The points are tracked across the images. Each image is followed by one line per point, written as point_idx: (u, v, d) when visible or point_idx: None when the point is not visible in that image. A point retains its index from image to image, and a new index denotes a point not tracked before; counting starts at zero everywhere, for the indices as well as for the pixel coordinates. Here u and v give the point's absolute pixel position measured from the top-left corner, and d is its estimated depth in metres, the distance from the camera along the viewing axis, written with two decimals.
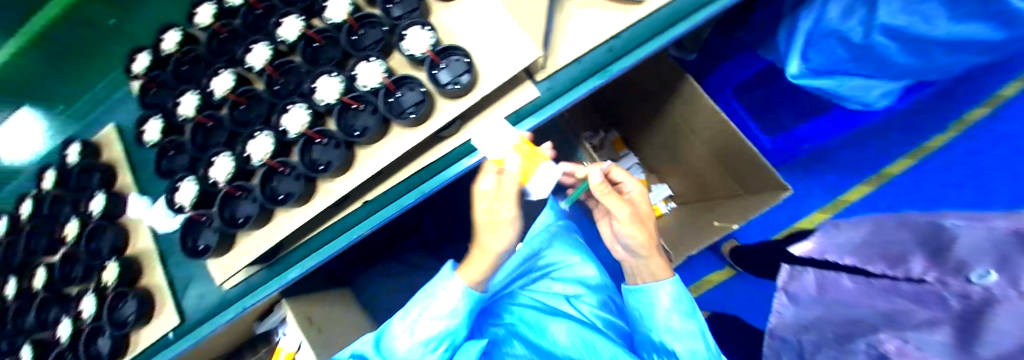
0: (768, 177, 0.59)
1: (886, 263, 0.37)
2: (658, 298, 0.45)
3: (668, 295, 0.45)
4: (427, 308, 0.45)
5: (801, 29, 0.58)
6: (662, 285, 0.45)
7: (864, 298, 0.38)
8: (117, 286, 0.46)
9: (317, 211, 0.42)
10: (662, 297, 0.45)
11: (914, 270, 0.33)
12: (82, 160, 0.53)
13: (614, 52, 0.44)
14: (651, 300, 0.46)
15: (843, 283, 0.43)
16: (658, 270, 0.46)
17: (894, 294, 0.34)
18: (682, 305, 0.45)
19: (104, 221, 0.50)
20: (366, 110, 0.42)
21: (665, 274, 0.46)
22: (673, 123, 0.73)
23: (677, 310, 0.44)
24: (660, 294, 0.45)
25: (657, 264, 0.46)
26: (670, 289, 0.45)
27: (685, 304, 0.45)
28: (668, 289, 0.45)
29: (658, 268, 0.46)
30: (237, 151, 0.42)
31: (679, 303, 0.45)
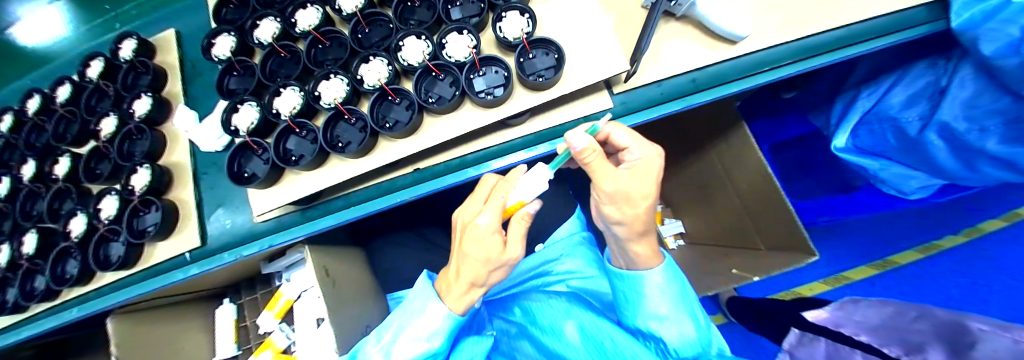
0: (797, 239, 0.59)
1: (903, 349, 0.34)
2: (644, 288, 0.33)
3: (660, 284, 0.33)
4: (403, 329, 0.32)
5: (860, 107, 0.64)
6: (653, 271, 0.32)
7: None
8: (146, 194, 0.44)
9: (371, 167, 0.41)
10: (653, 287, 0.33)
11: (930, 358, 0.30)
12: (136, 58, 0.51)
13: (696, 83, 0.44)
14: (636, 289, 0.34)
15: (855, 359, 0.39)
16: (640, 260, 0.32)
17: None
18: (675, 287, 0.33)
19: (145, 125, 0.47)
20: (446, 80, 0.42)
21: (655, 262, 0.33)
22: (710, 163, 0.75)
23: (667, 295, 0.33)
24: (649, 285, 0.33)
25: (644, 249, 0.31)
26: (662, 275, 0.33)
27: (677, 286, 0.33)
28: (657, 276, 0.32)
29: (641, 255, 0.32)
30: (308, 88, 0.42)
31: (670, 287, 0.33)
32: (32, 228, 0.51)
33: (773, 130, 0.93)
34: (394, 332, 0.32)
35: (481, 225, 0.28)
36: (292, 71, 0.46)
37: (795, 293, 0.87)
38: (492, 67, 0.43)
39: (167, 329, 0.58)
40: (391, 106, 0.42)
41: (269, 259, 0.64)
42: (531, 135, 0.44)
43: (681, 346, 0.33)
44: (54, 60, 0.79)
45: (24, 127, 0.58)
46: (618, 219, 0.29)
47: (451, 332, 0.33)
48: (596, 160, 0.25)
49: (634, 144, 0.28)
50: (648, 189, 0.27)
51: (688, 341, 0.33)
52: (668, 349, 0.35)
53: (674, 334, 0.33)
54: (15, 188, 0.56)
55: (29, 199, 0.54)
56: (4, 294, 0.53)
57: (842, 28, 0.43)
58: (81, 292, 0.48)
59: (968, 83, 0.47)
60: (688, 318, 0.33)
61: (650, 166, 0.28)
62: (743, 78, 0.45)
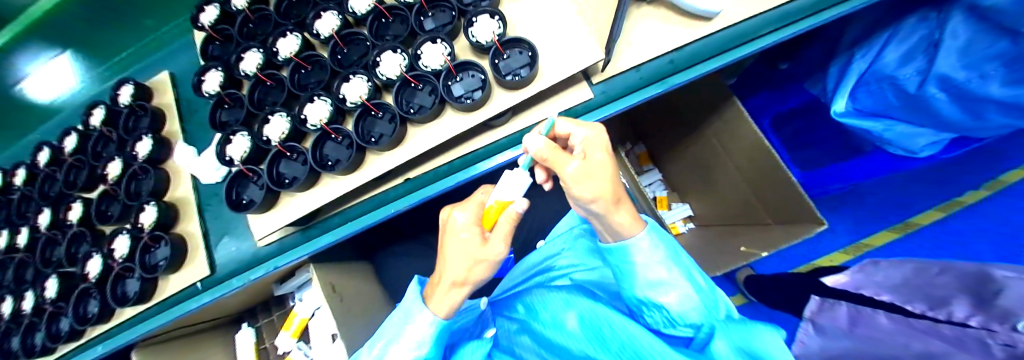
0: (803, 207, 0.57)
1: (927, 304, 0.32)
2: (633, 257, 0.31)
3: (650, 249, 0.31)
4: (396, 339, 0.32)
5: (855, 70, 0.61)
6: (641, 237, 0.31)
7: (897, 340, 0.32)
8: (154, 229, 0.46)
9: (359, 183, 0.42)
10: (642, 253, 0.31)
11: (956, 313, 0.28)
12: (135, 102, 0.54)
13: (675, 64, 0.44)
14: (625, 260, 0.32)
15: (878, 320, 0.35)
16: (623, 228, 0.31)
17: (917, 333, 0.30)
18: (665, 250, 0.32)
19: (149, 164, 0.50)
20: (425, 89, 0.43)
21: (638, 227, 0.31)
22: (706, 142, 0.73)
23: (657, 259, 0.31)
24: (637, 252, 0.31)
25: (628, 215, 0.30)
26: (653, 241, 0.31)
27: (672, 249, 0.33)
28: (645, 241, 0.31)
29: (626, 223, 0.30)
30: (293, 113, 0.43)
31: (659, 249, 0.31)
32: (53, 273, 0.54)
33: (770, 102, 0.91)
34: (389, 341, 0.33)
35: (457, 219, 0.30)
36: (279, 98, 0.48)
37: (815, 265, 0.84)
38: (469, 71, 0.43)
39: (189, 358, 0.60)
40: (375, 121, 0.44)
41: (280, 281, 0.66)
42: (515, 134, 0.44)
43: (685, 311, 0.31)
44: (60, 113, 0.83)
45: (37, 179, 0.62)
46: (593, 198, 0.27)
47: (438, 338, 0.33)
48: (551, 154, 0.26)
49: (576, 129, 0.30)
50: (604, 160, 0.28)
51: (694, 307, 0.31)
52: (672, 318, 0.33)
53: (675, 299, 0.31)
54: (33, 237, 0.59)
55: (48, 246, 0.58)
56: (32, 338, 0.56)
57: None
58: (102, 329, 0.50)
59: (962, 32, 0.46)
60: (685, 282, 0.31)
61: (597, 143, 0.29)
62: (719, 54, 0.45)
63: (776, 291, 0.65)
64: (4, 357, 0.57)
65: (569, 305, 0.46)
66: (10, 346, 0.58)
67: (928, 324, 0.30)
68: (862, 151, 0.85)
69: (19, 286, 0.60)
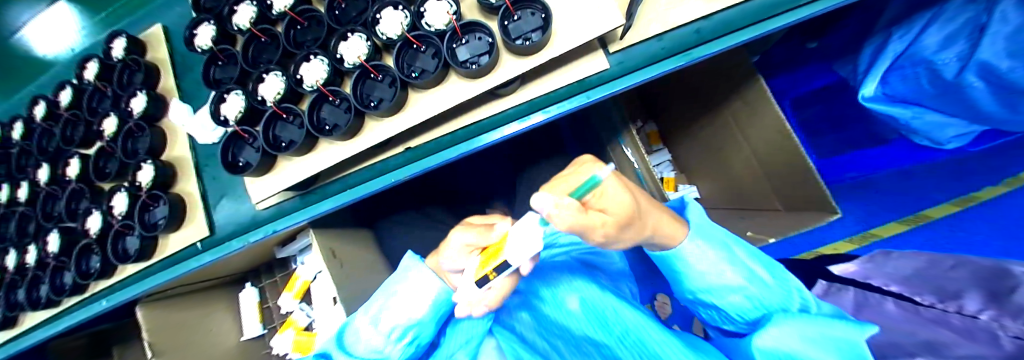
0: (818, 196, 0.55)
1: (937, 297, 0.42)
2: (687, 263, 0.28)
3: (708, 253, 0.28)
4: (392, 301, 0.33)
5: (889, 52, 0.54)
6: (690, 242, 0.27)
7: (904, 324, 0.41)
8: (152, 188, 0.46)
9: (359, 149, 0.40)
10: (695, 260, 0.28)
11: (968, 306, 0.38)
12: (129, 56, 0.52)
13: (701, 34, 0.40)
14: (676, 267, 0.29)
15: (886, 306, 0.45)
16: (667, 240, 0.26)
17: (926, 322, 0.40)
18: (722, 251, 0.29)
19: (144, 122, 0.48)
20: (428, 52, 0.40)
21: (684, 232, 0.27)
22: (722, 125, 0.69)
23: (714, 261, 0.28)
24: (690, 258, 0.28)
25: (666, 224, 0.25)
26: (705, 243, 0.28)
27: (755, 261, 0.30)
28: (698, 246, 0.28)
29: (668, 233, 0.26)
30: (290, 72, 0.41)
31: (714, 251, 0.28)
32: (54, 228, 0.55)
33: (791, 84, 0.84)
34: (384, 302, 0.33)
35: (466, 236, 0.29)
36: (274, 56, 0.46)
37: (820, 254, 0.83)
38: (476, 33, 0.40)
39: (192, 315, 0.62)
40: (374, 84, 0.41)
41: (282, 244, 0.66)
42: (522, 104, 0.41)
43: (749, 308, 0.30)
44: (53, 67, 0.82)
45: (34, 133, 0.61)
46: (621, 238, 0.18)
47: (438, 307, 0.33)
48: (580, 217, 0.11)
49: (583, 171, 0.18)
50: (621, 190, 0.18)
51: (756, 302, 0.30)
52: (730, 315, 0.32)
53: (739, 298, 0.29)
54: (34, 192, 0.60)
55: (48, 201, 0.58)
56: (37, 290, 0.58)
57: None
58: (107, 284, 0.52)
59: (1012, 17, 0.43)
60: (750, 281, 0.29)
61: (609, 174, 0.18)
62: (752, 25, 0.39)
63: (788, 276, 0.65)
64: (11, 308, 0.60)
65: (573, 289, 0.42)
66: (17, 297, 0.60)
67: (937, 312, 0.40)
68: (885, 141, 0.81)
69: (22, 239, 0.61)
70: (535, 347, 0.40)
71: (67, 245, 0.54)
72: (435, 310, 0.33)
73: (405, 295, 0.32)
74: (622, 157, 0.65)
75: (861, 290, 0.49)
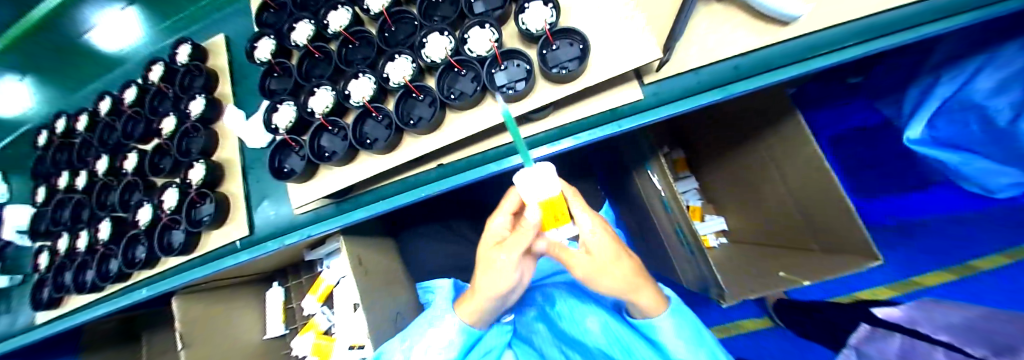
0: (857, 243, 0.50)
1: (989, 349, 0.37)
2: (658, 333, 0.38)
3: (675, 326, 0.37)
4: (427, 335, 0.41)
5: (938, 95, 0.56)
6: (664, 317, 0.37)
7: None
8: (201, 186, 0.49)
9: (396, 164, 0.42)
10: (666, 333, 0.38)
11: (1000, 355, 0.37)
12: (192, 63, 0.57)
13: (740, 69, 0.39)
14: (653, 334, 0.39)
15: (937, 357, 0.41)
16: (649, 309, 0.37)
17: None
18: (687, 331, 0.38)
19: (200, 123, 0.53)
20: (468, 75, 0.42)
21: (662, 307, 0.38)
22: (757, 157, 0.68)
23: (680, 338, 0.38)
24: (661, 330, 0.38)
25: (648, 295, 0.36)
26: (672, 320, 0.38)
27: (692, 329, 0.38)
28: (667, 321, 0.38)
29: (648, 302, 0.37)
30: (338, 88, 0.44)
31: (680, 330, 0.38)
32: (108, 215, 0.59)
33: (836, 119, 0.82)
34: (419, 336, 0.41)
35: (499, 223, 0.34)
36: (325, 71, 0.49)
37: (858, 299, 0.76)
38: (515, 60, 0.42)
39: (222, 307, 0.65)
40: (415, 103, 0.43)
41: (311, 247, 0.69)
42: (554, 129, 0.42)
43: None
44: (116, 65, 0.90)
45: (98, 126, 0.67)
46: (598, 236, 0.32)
47: (464, 335, 0.43)
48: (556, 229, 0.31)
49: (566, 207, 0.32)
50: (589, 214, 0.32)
51: None
52: None
53: None
54: (93, 180, 0.65)
55: (103, 191, 0.63)
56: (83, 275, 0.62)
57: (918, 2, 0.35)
58: (148, 275, 0.55)
59: None
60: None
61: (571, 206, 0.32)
62: (793, 63, 0.38)
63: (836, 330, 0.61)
64: (59, 289, 0.65)
65: (587, 317, 0.49)
66: (65, 278, 0.65)
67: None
68: (927, 185, 0.76)
69: (75, 223, 0.66)
70: None
71: (116, 233, 0.59)
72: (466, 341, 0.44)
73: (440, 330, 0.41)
74: (648, 183, 0.63)
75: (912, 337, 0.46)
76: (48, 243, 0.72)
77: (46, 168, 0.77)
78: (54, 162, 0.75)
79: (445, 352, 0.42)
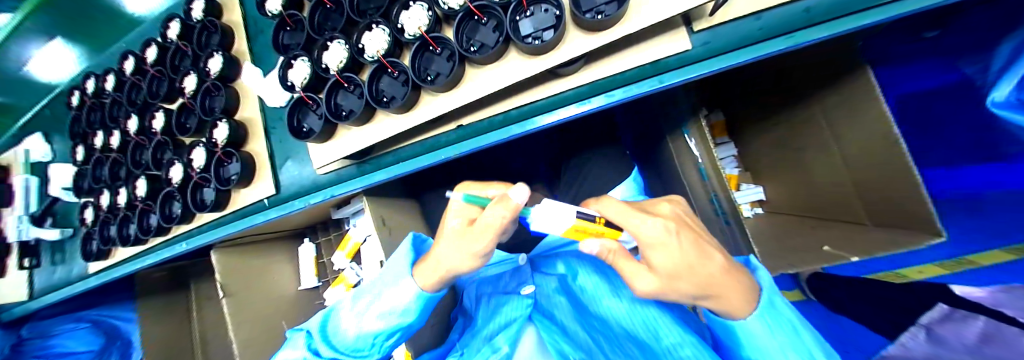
0: (919, 220, 0.45)
1: None
2: (749, 337, 0.27)
3: (762, 328, 0.26)
4: (378, 298, 0.36)
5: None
6: (754, 319, 0.26)
7: None
8: (226, 145, 0.50)
9: (414, 124, 0.40)
10: (756, 334, 0.26)
11: None
12: (206, 18, 0.56)
13: (813, 13, 0.31)
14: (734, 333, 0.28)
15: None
16: (734, 308, 0.25)
17: None
18: (781, 340, 0.26)
19: (220, 82, 0.52)
20: (489, 24, 0.38)
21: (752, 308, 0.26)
22: (811, 121, 0.60)
23: (773, 344, 0.26)
24: (751, 334, 0.26)
25: (735, 301, 0.25)
26: (767, 324, 0.26)
27: (785, 335, 0.26)
28: (757, 326, 0.26)
29: (736, 303, 0.25)
30: (352, 41, 0.41)
31: (777, 341, 0.26)
32: (142, 174, 0.63)
33: (903, 80, 0.66)
34: (370, 300, 0.37)
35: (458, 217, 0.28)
36: (338, 23, 0.46)
37: None
38: (541, 5, 0.37)
39: (255, 260, 0.69)
40: (433, 58, 0.40)
41: (339, 206, 0.71)
42: (584, 86, 0.38)
43: None
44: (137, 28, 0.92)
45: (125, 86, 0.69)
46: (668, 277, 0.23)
47: (418, 304, 0.36)
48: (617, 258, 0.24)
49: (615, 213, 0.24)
50: (679, 259, 0.21)
51: None
52: None
53: None
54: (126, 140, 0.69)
55: (137, 150, 0.66)
56: (127, 228, 0.68)
57: None
58: (186, 229, 0.60)
59: None
60: None
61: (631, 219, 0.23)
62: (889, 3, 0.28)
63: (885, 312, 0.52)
64: (106, 242, 0.72)
65: (614, 293, 0.43)
66: (111, 232, 0.72)
67: None
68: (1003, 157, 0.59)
69: (114, 181, 0.71)
70: (574, 337, 0.36)
71: (152, 191, 0.62)
72: (416, 316, 0.37)
73: (389, 293, 0.36)
74: (685, 150, 0.59)
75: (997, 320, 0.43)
76: (92, 200, 0.78)
77: (80, 128, 0.82)
78: (89, 122, 0.80)
79: (393, 320, 0.36)
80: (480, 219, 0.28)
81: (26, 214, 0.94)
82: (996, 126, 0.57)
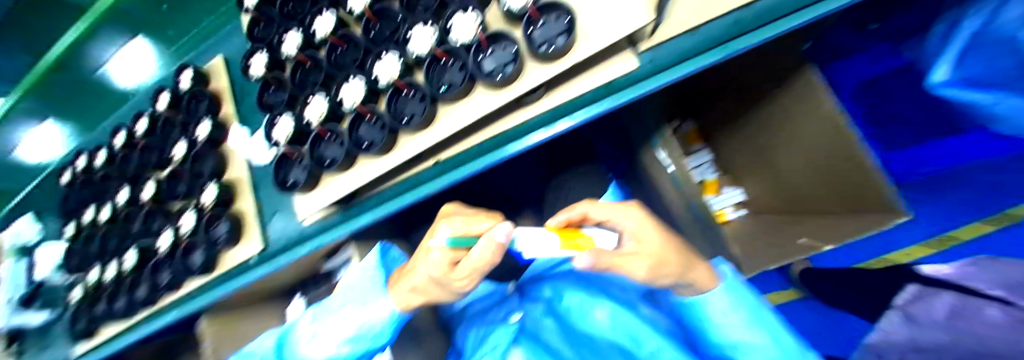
0: (891, 199, 0.47)
1: None
2: (709, 311, 0.29)
3: (724, 304, 0.29)
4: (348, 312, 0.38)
5: (966, 28, 0.46)
6: (716, 294, 0.29)
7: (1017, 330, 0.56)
8: (213, 207, 0.51)
9: (393, 164, 0.42)
10: (716, 312, 0.29)
11: None
12: (194, 87, 0.59)
13: (741, 24, 0.33)
14: (700, 314, 0.30)
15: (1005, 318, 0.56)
16: (699, 281, 0.29)
17: None
18: (745, 311, 0.28)
19: (207, 146, 0.54)
20: (455, 65, 0.41)
21: (714, 283, 0.30)
22: (768, 117, 0.63)
23: (734, 315, 0.28)
24: (712, 307, 0.29)
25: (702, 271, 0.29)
26: (728, 298, 0.29)
27: (749, 309, 0.28)
28: (721, 299, 0.29)
29: (702, 278, 0.29)
30: (331, 94, 0.45)
31: (739, 310, 0.28)
32: (132, 245, 0.63)
33: (850, 72, 0.72)
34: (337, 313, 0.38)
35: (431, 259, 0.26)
36: (316, 79, 0.49)
37: (888, 261, 0.76)
38: (500, 42, 0.40)
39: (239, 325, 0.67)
40: (406, 101, 0.43)
41: (328, 256, 0.71)
42: (548, 111, 0.39)
43: None
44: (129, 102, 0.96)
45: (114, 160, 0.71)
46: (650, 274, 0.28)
47: (390, 327, 0.37)
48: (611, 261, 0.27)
49: (612, 213, 0.30)
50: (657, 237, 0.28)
51: None
52: None
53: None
54: (116, 211, 0.69)
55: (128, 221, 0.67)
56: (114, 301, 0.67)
57: None
58: (171, 297, 0.59)
59: None
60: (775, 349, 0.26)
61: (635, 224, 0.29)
62: (800, 9, 0.32)
63: (870, 298, 0.70)
64: (93, 320, 0.70)
65: (597, 305, 0.42)
66: (98, 307, 0.70)
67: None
68: (960, 131, 0.68)
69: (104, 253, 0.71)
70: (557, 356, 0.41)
71: (141, 261, 0.62)
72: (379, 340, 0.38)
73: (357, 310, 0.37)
74: (655, 160, 0.60)
75: (962, 295, 0.60)
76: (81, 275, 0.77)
77: (71, 205, 0.83)
78: (80, 199, 0.81)
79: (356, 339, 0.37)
80: (459, 259, 0.26)
81: (12, 298, 0.92)
82: (943, 105, 0.67)
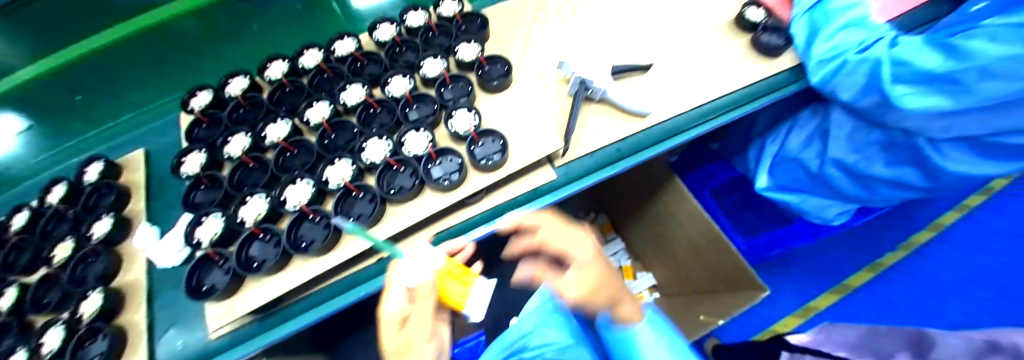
0: (747, 275, 0.63)
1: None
2: (639, 336, 0.40)
3: (652, 336, 0.40)
4: None
5: (771, 152, 0.71)
6: (641, 325, 0.41)
7: None
8: (92, 320, 0.41)
9: (323, 269, 0.41)
10: (646, 340, 0.39)
11: None
12: (101, 180, 0.54)
13: (622, 152, 0.50)
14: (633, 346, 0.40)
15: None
16: (627, 314, 0.41)
17: None
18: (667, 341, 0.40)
19: (103, 245, 0.48)
20: (406, 171, 0.47)
21: (638, 317, 0.42)
22: (658, 213, 0.79)
23: (661, 346, 0.39)
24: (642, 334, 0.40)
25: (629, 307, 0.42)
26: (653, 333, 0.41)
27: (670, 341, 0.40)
28: (646, 328, 0.41)
29: (627, 311, 0.42)
30: (273, 194, 0.45)
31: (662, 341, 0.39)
32: None
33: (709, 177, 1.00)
34: None
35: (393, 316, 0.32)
36: (258, 179, 0.50)
37: (776, 330, 0.91)
38: (447, 156, 0.49)
39: None
40: (355, 201, 0.46)
41: None
42: (489, 210, 0.47)
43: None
44: None
45: None
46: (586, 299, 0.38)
47: None
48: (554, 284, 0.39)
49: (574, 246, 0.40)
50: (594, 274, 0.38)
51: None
52: None
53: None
54: None
55: None
56: None
57: (704, 106, 0.51)
58: None
59: (846, 124, 0.56)
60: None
61: (584, 250, 0.40)
62: (657, 142, 0.51)
63: None
64: None
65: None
66: None
67: None
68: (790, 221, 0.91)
69: None
70: None
71: None
72: None
73: None
74: None
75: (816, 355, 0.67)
76: None
77: None
78: None
79: None
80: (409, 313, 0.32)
81: None
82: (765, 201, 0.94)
